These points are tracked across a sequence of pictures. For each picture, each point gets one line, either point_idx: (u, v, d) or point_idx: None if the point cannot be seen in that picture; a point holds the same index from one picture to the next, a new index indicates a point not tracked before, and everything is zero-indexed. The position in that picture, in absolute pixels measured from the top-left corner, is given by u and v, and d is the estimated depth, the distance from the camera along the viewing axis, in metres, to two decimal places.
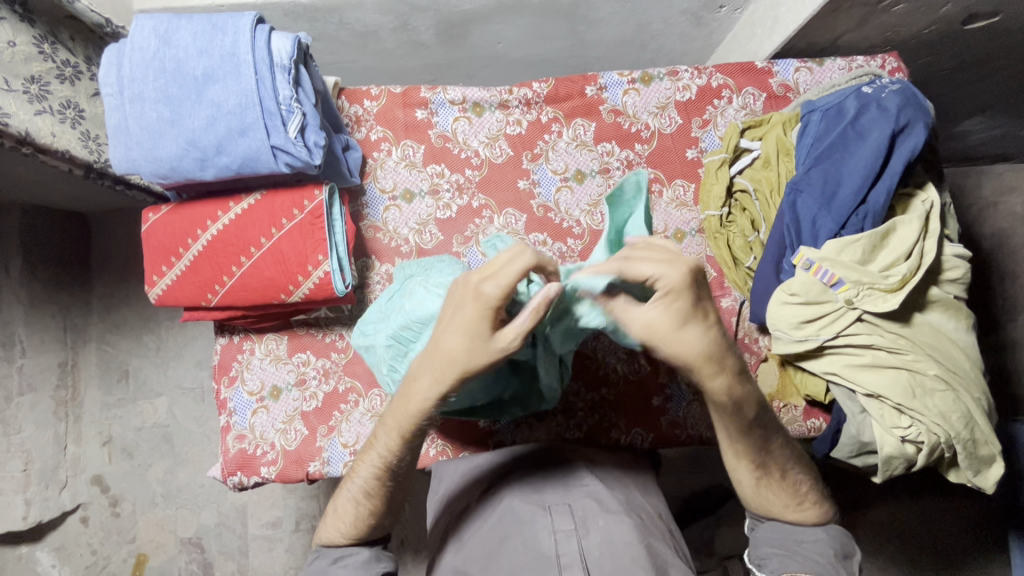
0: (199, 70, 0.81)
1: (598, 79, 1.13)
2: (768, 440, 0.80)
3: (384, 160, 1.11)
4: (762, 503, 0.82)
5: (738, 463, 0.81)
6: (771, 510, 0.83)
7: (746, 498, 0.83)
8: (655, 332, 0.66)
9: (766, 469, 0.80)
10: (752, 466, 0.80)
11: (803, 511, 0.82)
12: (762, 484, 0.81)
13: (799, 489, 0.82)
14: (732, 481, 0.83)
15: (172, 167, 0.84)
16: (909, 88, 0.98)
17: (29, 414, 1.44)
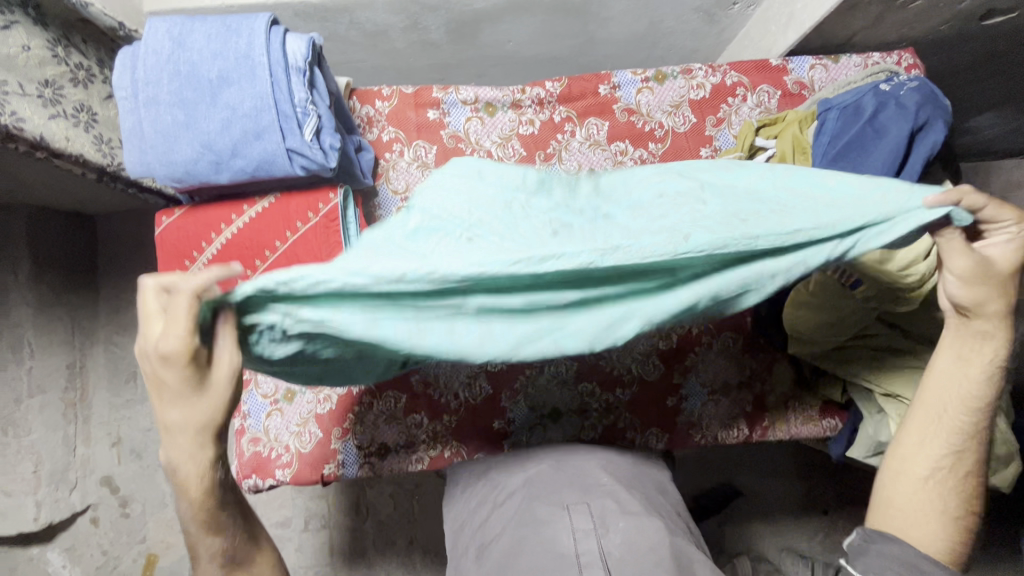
0: (214, 73, 0.81)
1: (611, 78, 1.12)
2: (965, 446, 0.69)
3: (397, 161, 1.10)
4: (918, 507, 0.70)
5: (914, 457, 0.71)
6: (901, 525, 0.70)
7: (898, 500, 0.71)
8: (978, 277, 0.64)
9: (940, 479, 0.69)
10: (923, 468, 0.70)
11: (938, 544, 0.68)
12: (933, 479, 0.69)
13: (951, 513, 0.69)
14: (887, 476, 0.73)
15: (187, 171, 0.84)
16: (927, 85, 0.97)
17: (38, 416, 1.44)
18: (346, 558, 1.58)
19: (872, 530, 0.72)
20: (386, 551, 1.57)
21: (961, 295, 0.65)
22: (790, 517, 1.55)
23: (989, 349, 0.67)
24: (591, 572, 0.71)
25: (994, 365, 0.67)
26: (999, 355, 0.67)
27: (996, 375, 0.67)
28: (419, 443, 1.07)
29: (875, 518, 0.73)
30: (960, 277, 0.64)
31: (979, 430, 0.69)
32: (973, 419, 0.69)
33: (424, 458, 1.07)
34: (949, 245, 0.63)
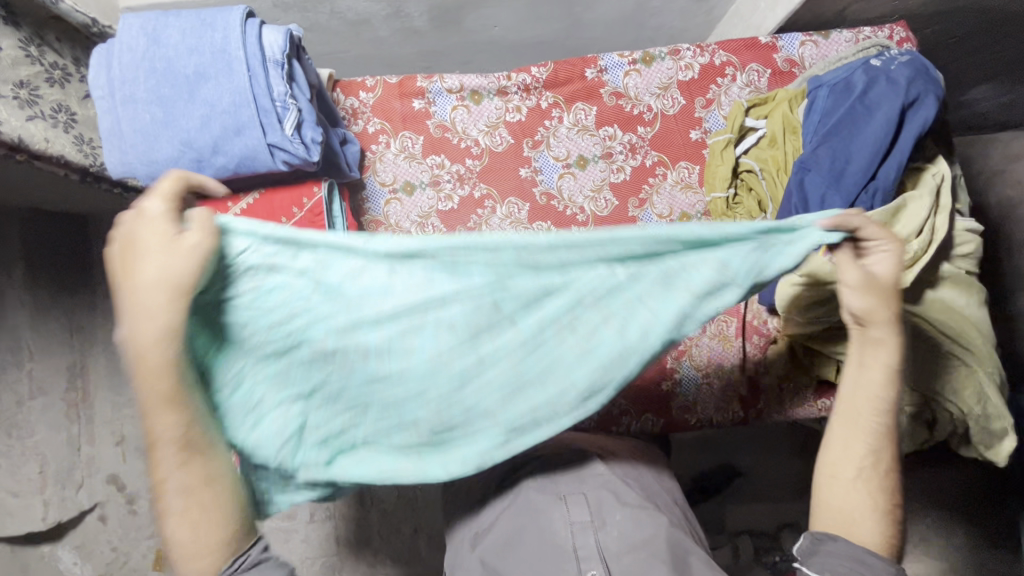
0: (191, 68, 0.79)
1: (598, 61, 1.10)
2: (882, 440, 0.67)
3: (383, 153, 1.09)
4: (848, 506, 0.67)
5: (840, 454, 0.68)
6: (842, 525, 0.67)
7: (827, 496, 0.68)
8: (874, 286, 0.66)
9: (869, 474, 0.66)
10: (854, 468, 0.67)
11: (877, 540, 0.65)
12: (863, 477, 0.66)
13: (884, 506, 0.66)
14: (826, 479, 0.68)
15: (168, 170, 0.83)
16: (919, 59, 0.95)
17: (41, 417, 1.46)
18: (353, 547, 1.60)
19: (822, 536, 0.67)
20: (391, 539, 1.59)
21: (857, 303, 0.67)
22: (790, 495, 1.55)
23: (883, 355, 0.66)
24: (589, 566, 0.73)
25: (891, 371, 0.67)
26: (893, 363, 0.66)
27: (893, 376, 0.66)
28: None
29: (818, 522, 0.69)
30: (852, 286, 0.67)
31: (890, 429, 0.67)
32: (885, 421, 0.67)
33: None
34: (842, 258, 0.68)
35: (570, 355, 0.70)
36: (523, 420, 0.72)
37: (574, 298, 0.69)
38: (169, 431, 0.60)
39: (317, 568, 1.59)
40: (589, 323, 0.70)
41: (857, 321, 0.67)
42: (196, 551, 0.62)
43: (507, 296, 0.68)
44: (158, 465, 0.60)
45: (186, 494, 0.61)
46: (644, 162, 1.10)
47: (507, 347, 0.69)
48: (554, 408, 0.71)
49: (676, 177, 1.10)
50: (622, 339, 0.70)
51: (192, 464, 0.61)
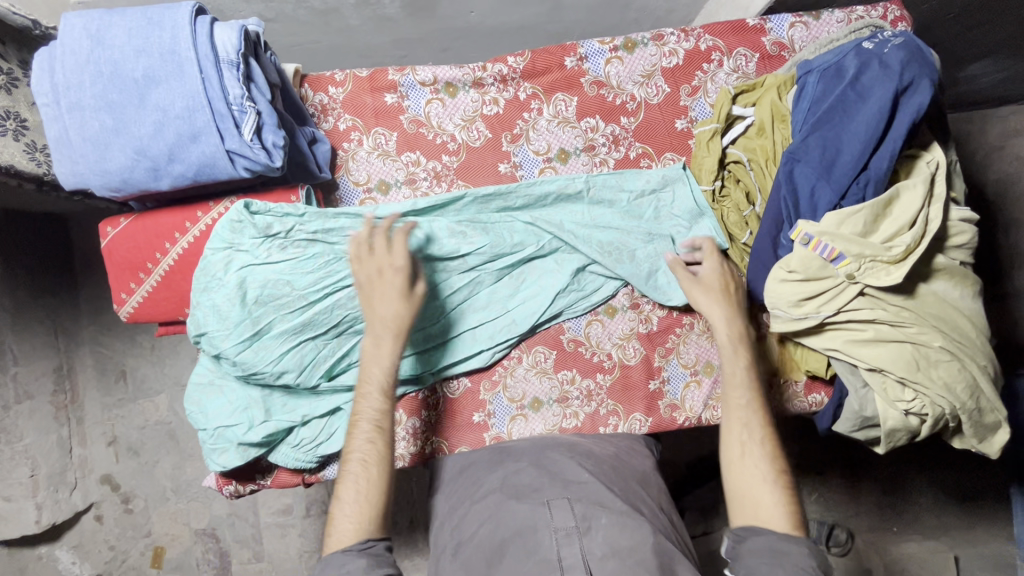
0: (139, 72, 0.75)
1: (578, 48, 1.05)
2: (751, 427, 0.84)
3: (355, 151, 1.04)
4: (750, 481, 0.81)
5: (729, 445, 0.84)
6: (751, 510, 0.79)
7: (734, 478, 0.82)
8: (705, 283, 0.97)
9: (750, 452, 0.83)
10: (736, 450, 0.84)
11: (780, 515, 0.77)
12: (746, 450, 0.83)
13: (772, 478, 0.80)
14: (731, 469, 0.83)
15: (123, 180, 0.79)
16: (913, 41, 0.90)
17: (29, 421, 1.42)
18: None
19: (739, 531, 0.79)
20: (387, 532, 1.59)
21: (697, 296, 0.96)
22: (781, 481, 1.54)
23: (741, 361, 0.90)
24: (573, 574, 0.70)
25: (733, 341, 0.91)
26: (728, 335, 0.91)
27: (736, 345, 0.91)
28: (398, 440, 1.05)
29: (738, 516, 0.80)
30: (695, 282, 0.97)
31: (753, 402, 0.87)
32: (747, 395, 0.87)
33: (404, 455, 1.04)
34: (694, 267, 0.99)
35: (507, 290, 1.04)
36: (482, 335, 1.03)
37: (515, 257, 1.03)
38: (366, 411, 0.83)
39: (314, 562, 1.60)
40: (523, 275, 1.05)
41: (722, 337, 0.92)
42: (352, 516, 0.76)
43: (471, 252, 1.01)
44: (353, 437, 0.82)
45: (363, 466, 0.80)
46: (628, 154, 1.06)
47: (469, 284, 1.02)
48: (498, 330, 1.03)
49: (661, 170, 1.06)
50: (547, 290, 1.04)
51: (378, 442, 0.81)
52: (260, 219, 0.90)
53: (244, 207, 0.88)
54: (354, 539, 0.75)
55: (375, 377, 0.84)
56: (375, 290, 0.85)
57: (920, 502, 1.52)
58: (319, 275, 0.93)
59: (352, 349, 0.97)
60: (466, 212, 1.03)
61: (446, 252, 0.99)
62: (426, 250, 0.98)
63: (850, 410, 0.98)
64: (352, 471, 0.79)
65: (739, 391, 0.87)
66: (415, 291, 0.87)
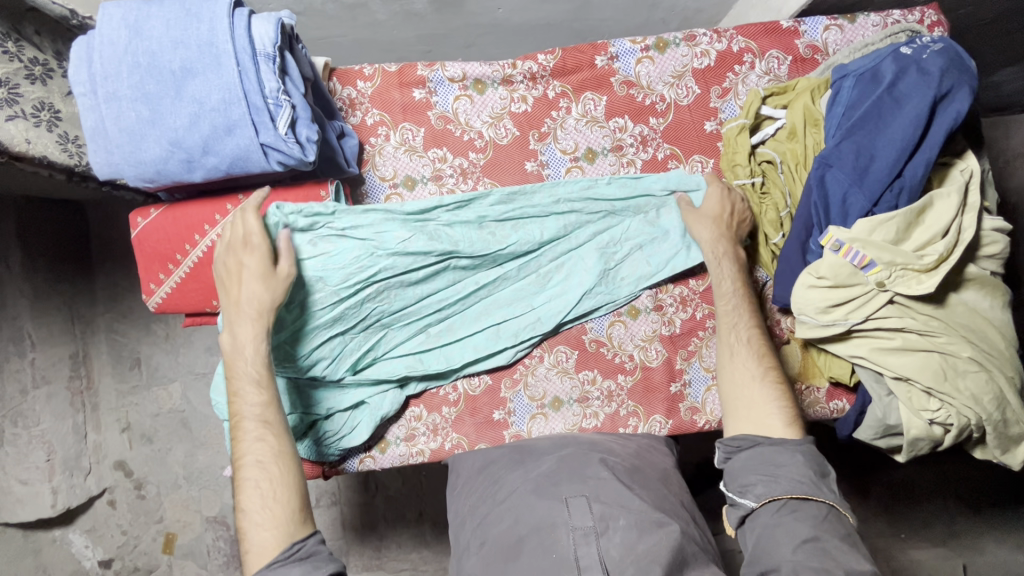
0: (177, 63, 0.75)
1: (608, 48, 1.04)
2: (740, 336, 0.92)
3: (383, 146, 1.04)
4: (739, 386, 0.89)
5: (724, 364, 0.91)
6: (745, 418, 0.87)
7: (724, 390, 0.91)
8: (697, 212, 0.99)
9: (742, 361, 0.90)
10: (728, 352, 0.92)
11: (775, 415, 0.85)
12: (734, 353, 0.91)
13: (761, 376, 0.89)
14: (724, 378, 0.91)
15: (157, 170, 0.79)
16: (953, 47, 0.89)
17: (45, 407, 1.44)
18: (357, 532, 1.60)
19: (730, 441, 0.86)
20: (396, 524, 1.60)
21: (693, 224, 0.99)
22: None
23: (729, 272, 0.95)
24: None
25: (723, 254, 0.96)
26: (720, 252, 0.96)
27: (726, 259, 0.96)
28: (420, 435, 1.06)
29: (734, 425, 0.88)
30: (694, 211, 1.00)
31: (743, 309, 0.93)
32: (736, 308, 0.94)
33: (425, 450, 1.05)
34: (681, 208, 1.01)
35: (535, 288, 1.04)
36: (508, 333, 1.03)
37: (540, 254, 1.03)
38: (248, 407, 0.81)
39: None
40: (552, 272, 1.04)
41: (710, 255, 0.96)
42: (265, 523, 0.74)
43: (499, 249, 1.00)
44: (242, 440, 0.80)
45: (261, 468, 0.78)
46: (655, 155, 1.05)
47: (495, 280, 1.02)
48: (523, 327, 1.03)
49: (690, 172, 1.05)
50: (573, 290, 1.03)
51: (267, 439, 0.80)
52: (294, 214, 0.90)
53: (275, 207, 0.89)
54: (274, 553, 0.73)
55: (246, 370, 0.83)
56: (232, 272, 0.85)
57: (932, 510, 1.51)
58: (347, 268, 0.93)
59: (376, 343, 1.00)
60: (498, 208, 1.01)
61: (476, 250, 0.98)
62: (456, 248, 0.97)
63: (873, 418, 0.97)
64: (251, 452, 0.78)
65: (728, 300, 0.94)
66: (277, 270, 0.86)
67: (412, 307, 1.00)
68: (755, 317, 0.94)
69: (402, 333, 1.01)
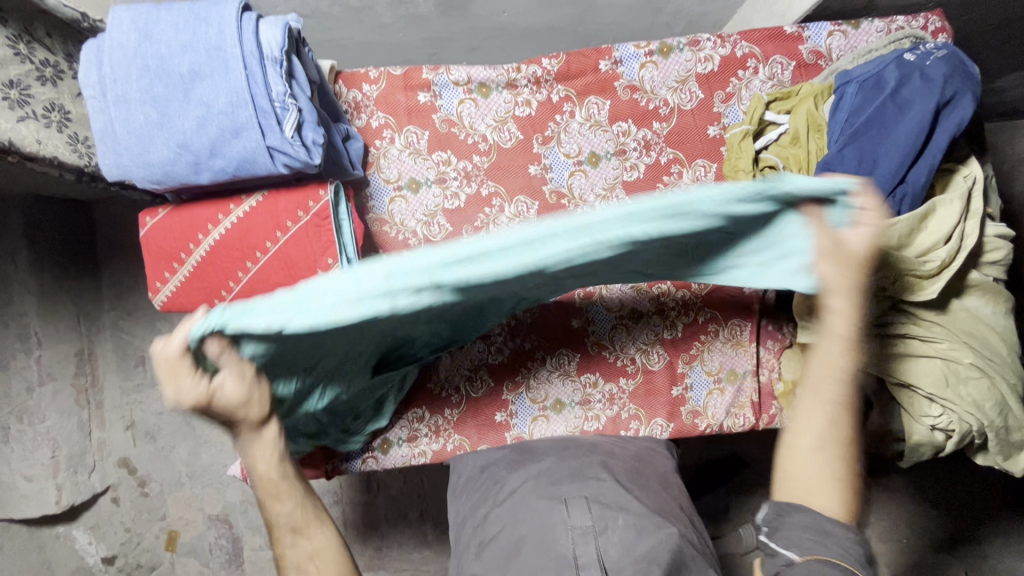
0: (185, 67, 0.75)
1: (612, 52, 1.05)
2: (828, 407, 0.73)
3: (388, 149, 1.05)
4: (812, 476, 0.73)
5: (797, 431, 0.75)
6: (801, 495, 0.74)
7: (792, 475, 0.75)
8: (842, 256, 0.65)
9: (826, 447, 0.73)
10: (813, 437, 0.74)
11: (833, 501, 0.72)
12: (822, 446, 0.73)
13: (839, 474, 0.73)
14: (789, 454, 0.75)
15: (165, 172, 0.80)
16: (957, 53, 0.89)
17: (50, 404, 1.45)
18: (359, 531, 1.60)
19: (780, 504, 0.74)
20: (398, 524, 1.60)
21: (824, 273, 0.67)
22: None
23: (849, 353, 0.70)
24: (588, 574, 0.71)
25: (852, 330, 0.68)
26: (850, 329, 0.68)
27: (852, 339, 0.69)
28: (422, 436, 1.06)
29: (784, 492, 0.75)
30: (824, 250, 0.66)
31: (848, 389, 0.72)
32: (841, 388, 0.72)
33: (426, 451, 1.06)
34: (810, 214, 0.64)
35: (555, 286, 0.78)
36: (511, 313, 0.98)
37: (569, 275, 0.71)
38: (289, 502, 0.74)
39: None
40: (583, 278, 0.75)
41: (835, 327, 0.69)
42: None
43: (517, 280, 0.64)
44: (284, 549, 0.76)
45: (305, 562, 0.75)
46: (658, 159, 1.06)
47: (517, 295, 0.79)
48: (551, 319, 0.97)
49: (692, 176, 1.06)
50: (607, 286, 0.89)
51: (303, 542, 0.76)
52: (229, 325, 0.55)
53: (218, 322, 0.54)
54: None
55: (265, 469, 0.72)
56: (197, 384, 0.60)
57: (934, 515, 1.51)
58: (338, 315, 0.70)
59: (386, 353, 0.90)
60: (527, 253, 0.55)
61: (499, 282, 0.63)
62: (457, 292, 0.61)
63: None
64: (300, 548, 0.75)
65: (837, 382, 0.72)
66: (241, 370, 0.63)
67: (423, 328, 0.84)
68: (856, 386, 0.73)
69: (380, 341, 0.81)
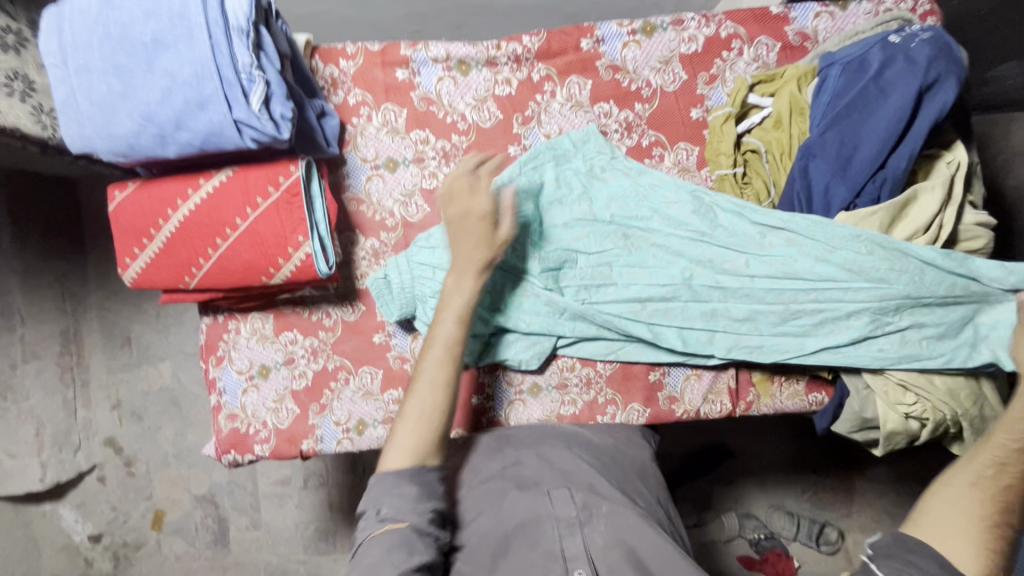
0: (148, 35, 0.74)
1: (595, 31, 1.02)
2: (985, 485, 0.68)
3: (364, 126, 1.03)
4: (955, 513, 0.66)
5: (961, 490, 0.68)
6: (933, 529, 0.66)
7: (928, 515, 0.67)
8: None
9: (980, 494, 0.67)
10: (968, 478, 0.69)
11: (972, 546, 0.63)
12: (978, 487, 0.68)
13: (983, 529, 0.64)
14: (946, 492, 0.68)
15: (130, 145, 0.78)
16: (943, 36, 0.87)
17: (35, 382, 1.45)
18: (344, 512, 1.61)
19: (903, 535, 0.66)
20: None
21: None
22: (775, 475, 1.55)
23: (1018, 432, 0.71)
24: (578, 567, 0.72)
25: None
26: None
27: None
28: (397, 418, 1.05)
29: (918, 524, 0.67)
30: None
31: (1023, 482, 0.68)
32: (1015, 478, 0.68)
33: None
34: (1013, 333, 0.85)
35: (773, 318, 0.94)
36: (722, 340, 0.96)
37: (804, 287, 0.92)
38: (443, 333, 0.81)
39: (310, 532, 1.62)
40: (800, 314, 0.93)
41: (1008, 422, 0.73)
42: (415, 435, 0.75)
43: (758, 264, 0.93)
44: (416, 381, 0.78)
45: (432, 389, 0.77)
46: (640, 142, 1.04)
47: (740, 290, 0.94)
48: (738, 345, 0.96)
49: (673, 159, 1.04)
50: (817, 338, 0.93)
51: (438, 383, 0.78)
52: (590, 149, 1.01)
53: (591, 129, 1.01)
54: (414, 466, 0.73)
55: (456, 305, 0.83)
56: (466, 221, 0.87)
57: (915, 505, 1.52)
58: (591, 249, 0.98)
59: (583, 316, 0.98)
60: (800, 231, 0.92)
61: (736, 245, 0.94)
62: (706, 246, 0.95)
63: (849, 409, 0.98)
64: (419, 390, 0.78)
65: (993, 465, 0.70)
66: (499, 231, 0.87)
67: (634, 272, 0.97)
68: None
69: (604, 296, 0.98)
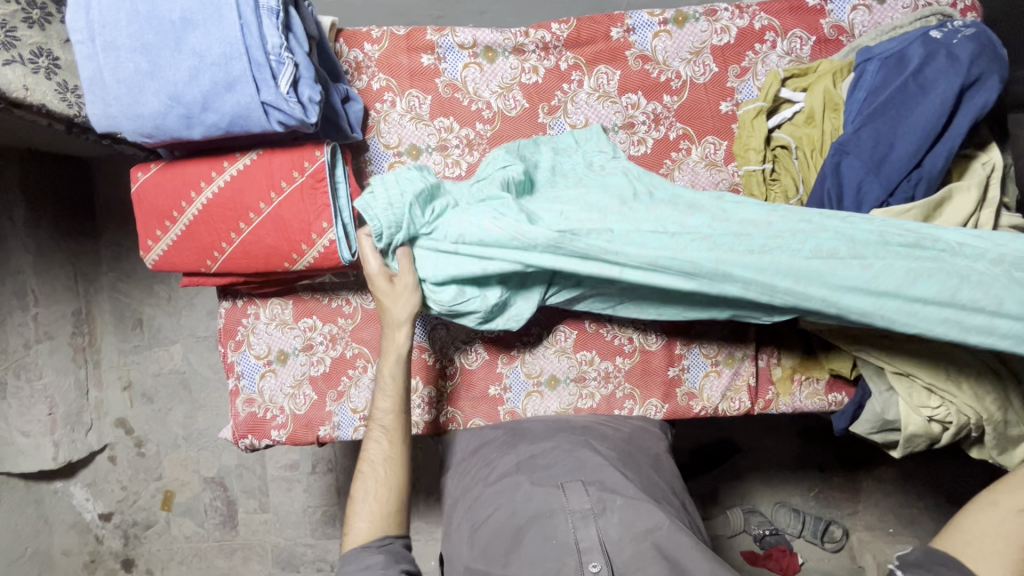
0: (177, 13, 0.72)
1: (625, 19, 1.00)
2: None
3: (388, 112, 1.02)
4: (996, 536, 0.64)
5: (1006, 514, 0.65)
6: (967, 549, 0.64)
7: (965, 532, 0.65)
8: None
9: None
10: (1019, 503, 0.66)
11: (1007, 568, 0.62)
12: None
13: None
14: (988, 512, 0.66)
15: (156, 126, 0.77)
16: (985, 32, 0.85)
17: (48, 360, 1.44)
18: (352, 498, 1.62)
19: (935, 550, 0.66)
20: None
21: None
22: (784, 473, 1.54)
23: None
24: (592, 558, 0.71)
25: None
26: None
27: None
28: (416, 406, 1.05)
29: (953, 541, 0.66)
30: None
31: None
32: None
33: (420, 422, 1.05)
34: None
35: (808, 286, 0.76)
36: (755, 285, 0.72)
37: None
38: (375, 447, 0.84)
39: (318, 516, 1.63)
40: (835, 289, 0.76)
41: None
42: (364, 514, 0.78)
43: None
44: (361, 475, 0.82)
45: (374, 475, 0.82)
46: (667, 135, 1.02)
47: None
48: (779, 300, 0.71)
49: (701, 153, 1.02)
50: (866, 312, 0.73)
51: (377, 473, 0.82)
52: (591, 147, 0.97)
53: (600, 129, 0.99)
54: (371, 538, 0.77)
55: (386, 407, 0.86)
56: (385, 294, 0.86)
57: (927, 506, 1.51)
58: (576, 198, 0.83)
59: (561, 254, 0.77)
60: None
61: None
62: None
63: (870, 409, 0.97)
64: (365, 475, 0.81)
65: None
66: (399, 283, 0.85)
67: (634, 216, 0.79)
68: None
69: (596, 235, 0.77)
